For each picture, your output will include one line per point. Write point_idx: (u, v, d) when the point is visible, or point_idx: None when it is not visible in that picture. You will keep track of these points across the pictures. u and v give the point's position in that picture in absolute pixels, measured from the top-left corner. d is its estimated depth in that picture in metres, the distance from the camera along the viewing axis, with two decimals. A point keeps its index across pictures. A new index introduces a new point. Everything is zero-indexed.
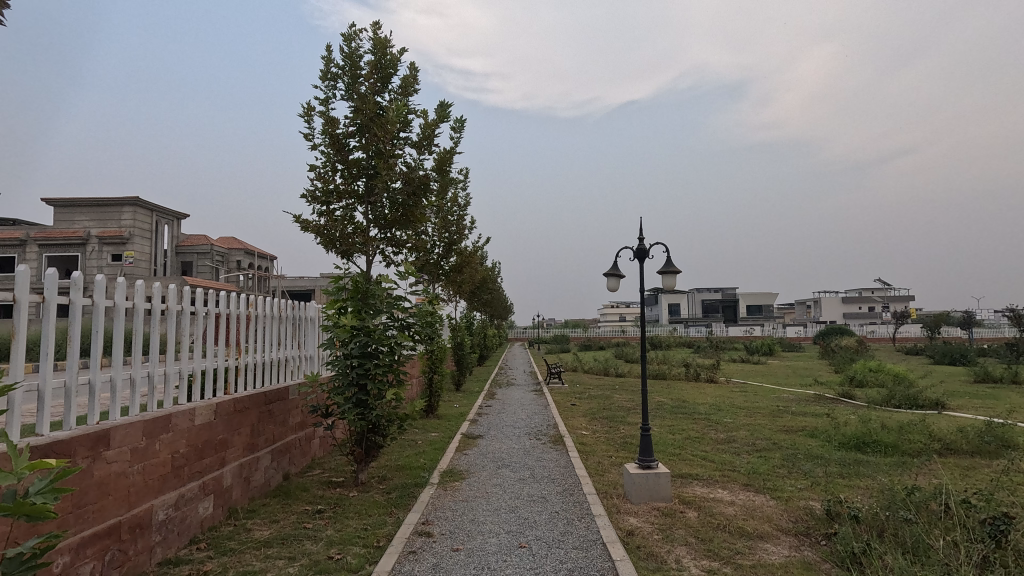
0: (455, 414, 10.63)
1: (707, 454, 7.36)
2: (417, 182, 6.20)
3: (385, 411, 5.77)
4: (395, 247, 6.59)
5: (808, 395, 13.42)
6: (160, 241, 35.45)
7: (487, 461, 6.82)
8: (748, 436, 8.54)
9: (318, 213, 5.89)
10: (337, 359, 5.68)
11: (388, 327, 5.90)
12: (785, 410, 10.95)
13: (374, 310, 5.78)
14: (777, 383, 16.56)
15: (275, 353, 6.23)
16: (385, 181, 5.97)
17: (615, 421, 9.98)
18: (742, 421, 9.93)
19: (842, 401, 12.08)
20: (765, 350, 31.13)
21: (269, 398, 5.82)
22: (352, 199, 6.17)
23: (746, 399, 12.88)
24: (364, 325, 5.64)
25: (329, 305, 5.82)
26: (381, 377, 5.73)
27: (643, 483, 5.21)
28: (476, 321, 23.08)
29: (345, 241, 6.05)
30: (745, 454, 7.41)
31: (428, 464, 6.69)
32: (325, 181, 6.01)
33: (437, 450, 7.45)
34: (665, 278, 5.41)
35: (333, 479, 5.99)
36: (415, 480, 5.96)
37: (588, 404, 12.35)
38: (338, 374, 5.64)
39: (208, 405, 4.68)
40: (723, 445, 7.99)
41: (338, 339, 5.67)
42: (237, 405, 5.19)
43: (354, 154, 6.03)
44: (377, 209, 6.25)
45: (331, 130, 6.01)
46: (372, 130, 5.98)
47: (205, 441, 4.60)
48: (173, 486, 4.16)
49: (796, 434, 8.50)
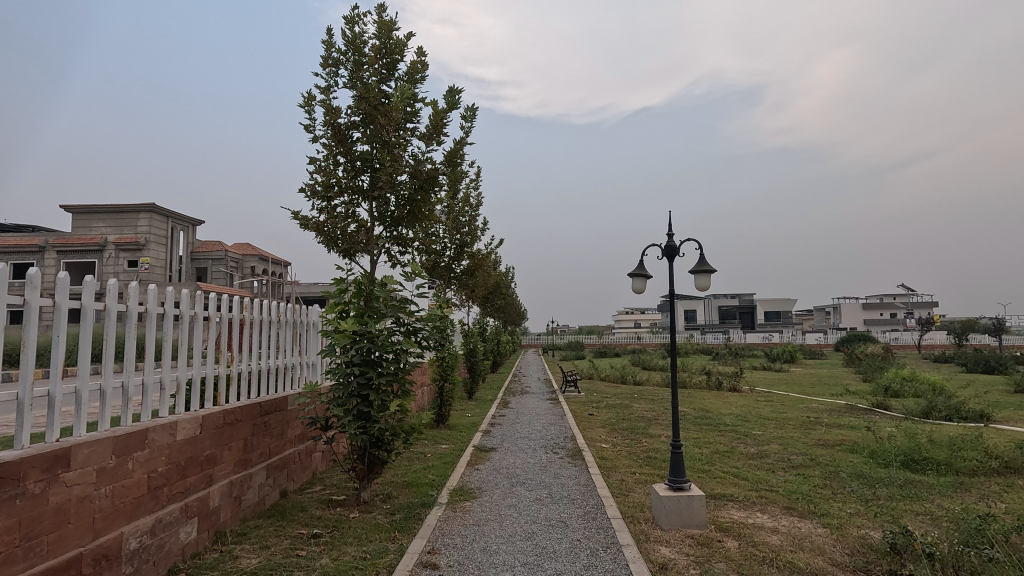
0: (467, 424, 10.14)
1: (739, 472, 6.75)
2: (426, 176, 5.76)
3: (389, 424, 5.27)
4: (402, 247, 6.14)
5: (840, 405, 12.72)
6: (176, 248, 35.55)
7: (500, 478, 6.30)
8: (782, 450, 7.93)
9: (317, 209, 5.43)
10: (337, 367, 5.22)
11: (393, 332, 5.43)
12: (818, 422, 10.28)
13: (378, 314, 5.32)
14: (804, 392, 15.84)
15: (274, 361, 5.75)
16: (390, 174, 5.51)
17: (636, 433, 9.41)
18: (773, 433, 9.30)
19: (878, 413, 11.38)
20: (786, 357, 30.24)
21: (264, 409, 5.36)
22: (355, 195, 5.72)
23: (773, 409, 12.22)
24: (366, 330, 5.18)
25: (329, 308, 5.37)
26: (385, 387, 5.23)
27: (675, 507, 4.67)
28: (490, 328, 22.65)
29: (347, 240, 5.60)
30: (782, 472, 6.80)
31: (437, 480, 6.20)
32: (326, 175, 5.57)
33: (447, 464, 6.97)
34: (698, 278, 4.85)
35: (333, 498, 5.52)
36: (421, 500, 5.47)
37: (606, 414, 11.79)
38: (338, 384, 5.15)
39: (192, 417, 4.22)
40: (755, 461, 7.38)
41: (339, 345, 5.22)
42: (228, 417, 4.75)
43: (358, 146, 5.59)
44: (384, 204, 5.81)
45: (332, 120, 5.58)
46: (376, 119, 5.54)
47: (189, 458, 4.16)
48: (150, 509, 3.72)
49: (835, 449, 7.88)
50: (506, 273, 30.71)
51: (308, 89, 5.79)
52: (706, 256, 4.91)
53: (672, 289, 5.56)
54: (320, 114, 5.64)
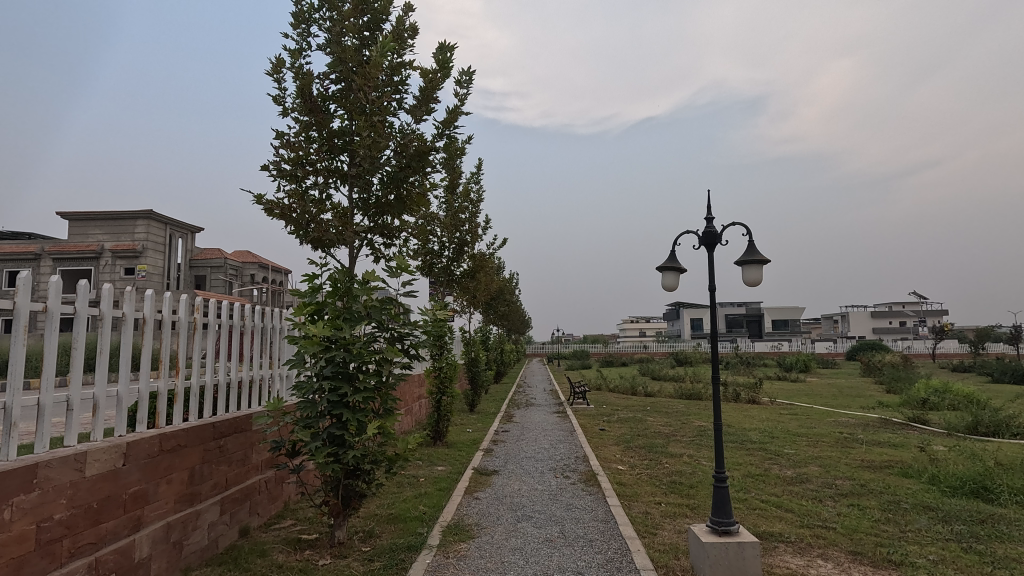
0: (467, 441, 9.21)
1: (782, 501, 5.80)
2: (415, 154, 4.91)
3: (368, 451, 4.34)
4: (387, 240, 5.24)
5: (871, 419, 11.73)
6: (174, 256, 34.82)
7: (503, 511, 5.36)
8: (824, 474, 6.97)
9: (281, 189, 4.51)
10: (305, 381, 4.30)
11: (373, 338, 4.52)
12: (854, 440, 9.29)
13: (357, 317, 4.45)
14: (828, 405, 14.83)
15: (235, 375, 4.87)
16: (371, 149, 4.63)
17: (655, 451, 8.46)
18: (808, 453, 8.33)
19: (916, 428, 10.41)
20: (799, 366, 29.25)
21: (219, 431, 4.45)
22: (331, 176, 4.84)
23: (800, 424, 11.25)
24: (340, 335, 4.28)
25: (298, 310, 4.44)
26: (363, 404, 4.32)
27: (722, 557, 3.75)
28: (494, 336, 21.66)
29: (318, 228, 4.68)
30: (831, 502, 5.84)
31: (428, 514, 5.27)
32: (295, 151, 4.69)
33: (442, 492, 6.05)
34: (746, 269, 3.94)
35: (303, 538, 4.60)
36: (407, 540, 4.54)
37: (619, 429, 10.84)
38: (305, 401, 4.24)
39: (111, 445, 3.33)
40: (797, 487, 6.41)
41: (307, 355, 4.31)
42: (167, 443, 3.84)
43: (333, 116, 4.74)
44: (365, 187, 4.93)
45: (304, 86, 4.72)
46: (356, 85, 4.69)
47: (105, 497, 3.27)
48: (38, 572, 2.83)
49: (885, 472, 6.93)
50: (511, 279, 29.71)
51: (277, 54, 4.97)
52: (755, 244, 4.03)
53: (711, 286, 4.67)
54: (289, 80, 4.79)
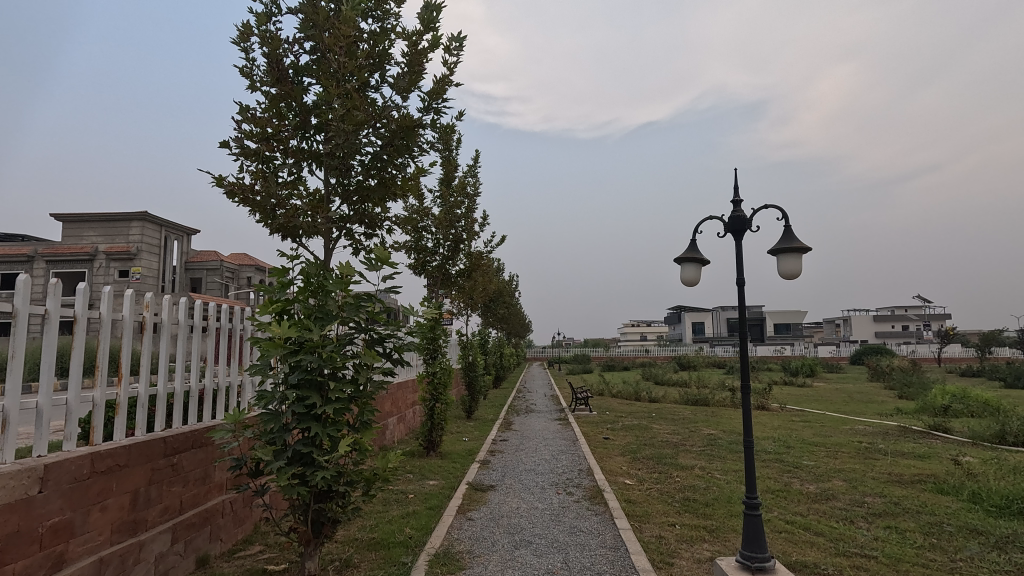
0: (463, 452, 8.62)
1: (810, 523, 5.20)
2: (399, 130, 4.36)
3: (341, 471, 3.73)
4: (368, 230, 4.69)
5: (890, 427, 11.14)
6: (169, 258, 34.19)
7: (499, 535, 4.78)
8: (851, 490, 6.39)
9: (243, 168, 3.95)
10: (268, 391, 3.71)
11: (349, 340, 3.92)
12: (877, 450, 8.71)
13: (331, 316, 3.85)
14: (841, 411, 14.23)
15: (194, 382, 4.32)
16: (347, 124, 4.08)
17: (664, 463, 7.87)
18: (829, 465, 7.74)
19: (939, 438, 9.82)
20: (805, 370, 28.66)
21: (170, 448, 3.86)
22: (302, 157, 4.29)
23: (816, 432, 10.66)
24: (309, 337, 3.70)
25: (262, 308, 3.86)
26: (336, 417, 3.73)
27: None
28: (493, 340, 21.07)
29: (286, 214, 4.12)
30: (864, 524, 5.25)
31: (415, 538, 4.68)
32: (261, 126, 4.13)
33: (431, 511, 5.47)
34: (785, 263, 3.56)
35: (268, 570, 4.00)
36: (388, 572, 3.95)
37: (624, 438, 10.24)
38: (267, 413, 3.65)
39: (22, 469, 2.75)
40: (823, 506, 5.81)
41: (271, 360, 3.73)
42: (101, 464, 3.26)
43: (305, 88, 4.21)
44: (342, 169, 4.38)
45: (271, 52, 4.18)
46: (330, 52, 4.15)
47: (12, 533, 2.70)
48: None
49: (918, 487, 6.35)
50: (512, 281, 29.06)
51: (244, 22, 4.44)
52: (793, 231, 3.69)
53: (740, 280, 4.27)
54: (256, 48, 4.26)
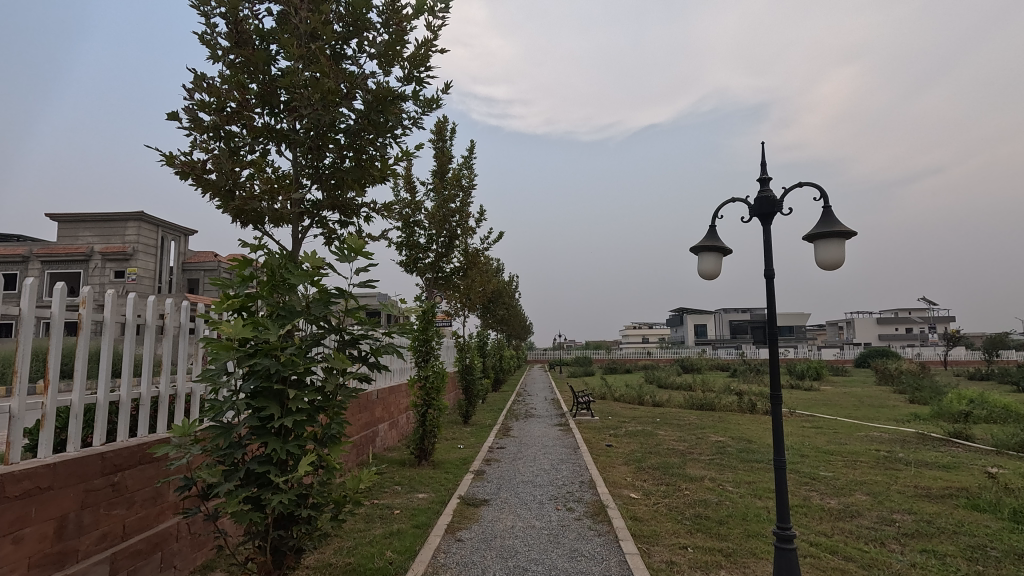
0: (457, 460, 8.09)
1: (837, 546, 4.67)
2: (376, 101, 3.86)
3: (303, 494, 3.19)
4: (344, 219, 4.18)
5: (907, 434, 10.60)
6: (165, 259, 33.58)
7: (491, 561, 4.26)
8: (877, 505, 5.86)
9: (194, 144, 3.44)
10: (220, 401, 3.17)
11: (316, 341, 3.40)
12: (898, 459, 8.19)
13: (294, 314, 3.34)
14: (854, 417, 13.69)
15: (145, 388, 3.83)
16: (315, 95, 3.58)
17: (672, 474, 7.34)
18: (849, 476, 7.21)
19: (960, 446, 9.31)
20: (811, 373, 28.10)
21: (109, 466, 3.35)
22: (266, 133, 3.78)
23: (830, 439, 10.13)
24: (266, 339, 3.17)
25: (216, 305, 3.33)
26: (297, 433, 3.19)
27: None
28: (492, 343, 20.50)
29: (245, 197, 3.61)
30: (898, 546, 4.72)
31: (395, 565, 4.15)
32: (216, 94, 3.59)
33: (417, 530, 4.94)
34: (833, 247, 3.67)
35: None
36: None
37: (628, 445, 9.72)
38: (217, 427, 3.12)
39: None
40: (849, 524, 5.29)
41: (225, 365, 3.20)
42: (16, 487, 2.76)
43: (270, 54, 3.71)
44: (313, 148, 3.87)
45: (232, 13, 3.66)
46: (300, 15, 3.66)
47: None
48: None
49: (950, 503, 5.83)
50: (513, 283, 28.47)
51: None
52: (830, 214, 3.79)
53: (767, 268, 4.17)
54: (215, 10, 3.76)
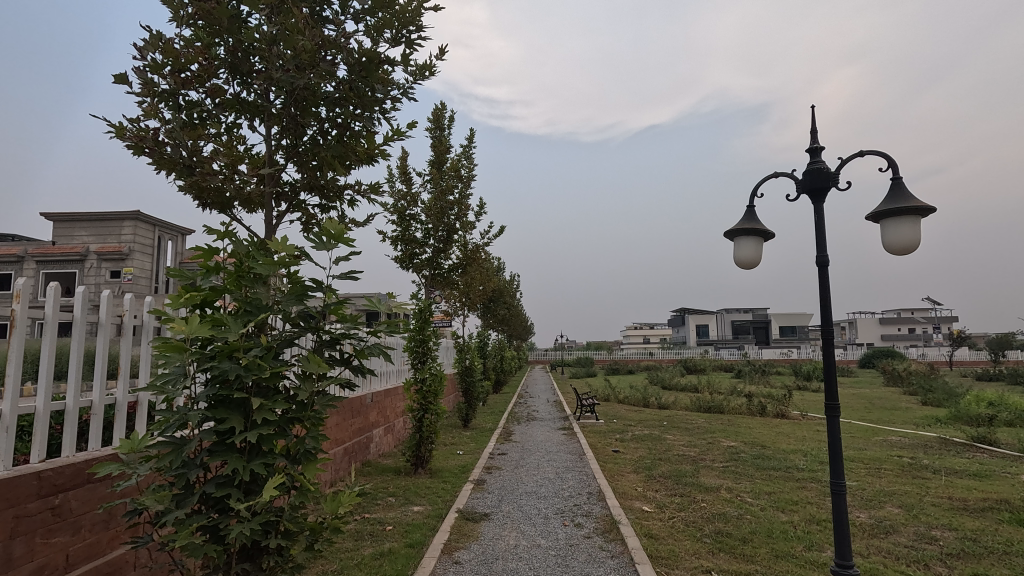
0: (455, 468, 7.60)
1: (878, 569, 4.18)
2: (359, 65, 3.39)
3: (271, 521, 2.70)
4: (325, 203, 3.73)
5: (928, 438, 10.12)
6: (161, 259, 33.08)
7: None
8: (912, 520, 5.37)
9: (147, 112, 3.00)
10: (175, 413, 2.69)
11: (288, 341, 2.91)
12: (924, 467, 7.71)
13: (263, 309, 2.86)
14: (868, 420, 13.20)
15: (97, 396, 3.36)
16: (288, 58, 3.12)
17: (685, 484, 6.85)
18: (876, 486, 6.74)
19: (986, 451, 8.84)
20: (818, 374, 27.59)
21: (46, 487, 2.87)
22: (234, 104, 3.34)
23: (848, 445, 9.64)
24: (227, 340, 2.68)
25: (172, 299, 2.84)
26: (263, 450, 2.70)
27: None
28: (492, 343, 19.97)
29: (208, 175, 3.15)
30: (944, 570, 4.24)
31: None
32: (172, 56, 3.15)
33: (409, 551, 4.45)
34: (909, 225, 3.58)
35: None
36: None
37: (636, 450, 9.23)
38: (170, 443, 2.64)
39: None
40: (885, 542, 4.80)
41: (180, 369, 2.71)
42: None
43: (238, 12, 3.25)
44: (288, 122, 3.41)
45: None
46: None
47: None
48: None
49: (992, 518, 5.34)
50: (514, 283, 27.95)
51: None
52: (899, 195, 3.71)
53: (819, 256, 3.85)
54: None
